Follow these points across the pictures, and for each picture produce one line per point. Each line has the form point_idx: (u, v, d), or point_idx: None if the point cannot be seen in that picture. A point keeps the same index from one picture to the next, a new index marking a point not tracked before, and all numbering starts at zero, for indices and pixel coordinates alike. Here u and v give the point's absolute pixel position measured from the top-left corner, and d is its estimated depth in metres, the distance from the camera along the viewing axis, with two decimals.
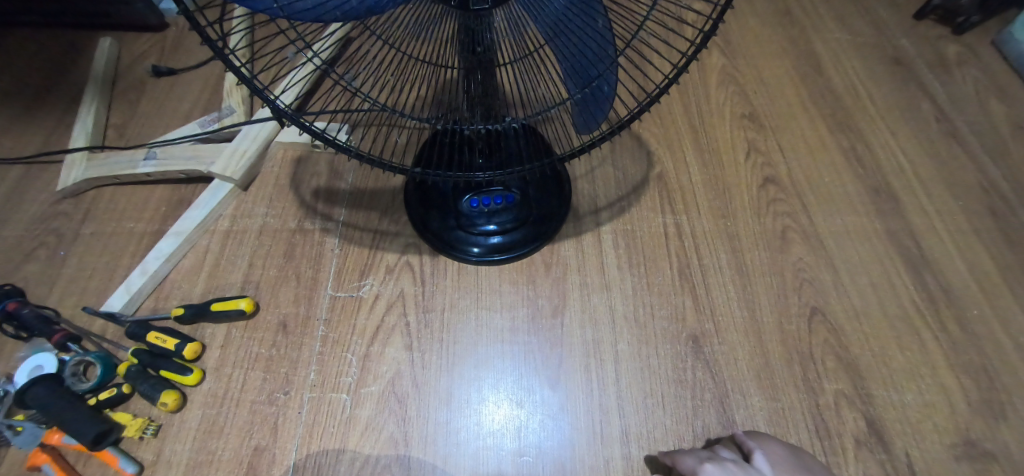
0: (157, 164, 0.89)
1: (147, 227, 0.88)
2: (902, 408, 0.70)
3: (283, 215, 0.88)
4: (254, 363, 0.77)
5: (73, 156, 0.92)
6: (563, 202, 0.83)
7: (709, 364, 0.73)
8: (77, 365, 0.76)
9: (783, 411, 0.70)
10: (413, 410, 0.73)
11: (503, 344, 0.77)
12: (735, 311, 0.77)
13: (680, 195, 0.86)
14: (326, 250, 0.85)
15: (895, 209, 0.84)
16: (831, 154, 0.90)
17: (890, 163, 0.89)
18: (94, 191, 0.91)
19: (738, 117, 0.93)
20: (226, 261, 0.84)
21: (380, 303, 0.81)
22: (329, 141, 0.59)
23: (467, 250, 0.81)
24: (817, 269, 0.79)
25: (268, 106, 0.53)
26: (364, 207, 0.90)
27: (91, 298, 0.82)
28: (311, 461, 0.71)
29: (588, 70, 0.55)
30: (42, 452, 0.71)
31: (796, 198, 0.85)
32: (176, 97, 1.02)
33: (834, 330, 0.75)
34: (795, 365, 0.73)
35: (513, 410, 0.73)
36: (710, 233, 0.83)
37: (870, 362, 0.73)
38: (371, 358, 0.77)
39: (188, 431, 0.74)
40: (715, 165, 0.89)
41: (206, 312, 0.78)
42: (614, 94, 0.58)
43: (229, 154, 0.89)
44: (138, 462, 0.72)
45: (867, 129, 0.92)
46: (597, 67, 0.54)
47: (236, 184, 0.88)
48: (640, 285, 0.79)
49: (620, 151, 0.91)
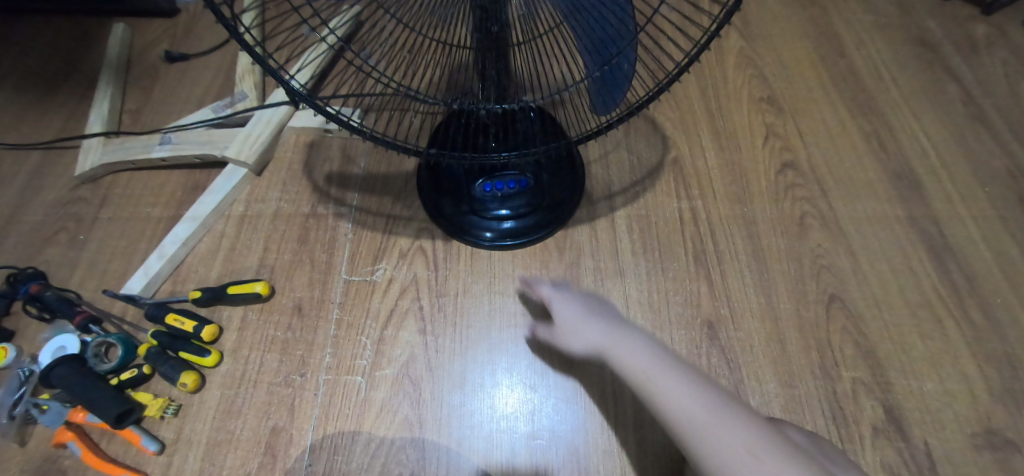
0: (172, 149, 0.89)
1: (163, 212, 0.89)
2: (921, 396, 0.70)
3: (297, 200, 0.89)
4: (270, 346, 0.78)
5: (90, 142, 0.93)
6: (576, 187, 0.83)
7: (724, 351, 0.73)
8: (99, 346, 0.77)
9: (799, 399, 0.70)
10: (427, 392, 0.74)
11: (517, 329, 0.78)
12: (752, 297, 0.76)
13: (695, 179, 0.85)
14: (340, 235, 0.86)
15: (918, 194, 0.83)
16: (852, 138, 0.88)
17: (913, 147, 0.87)
18: (112, 177, 0.92)
19: (756, 100, 0.92)
20: (241, 245, 0.85)
21: (394, 287, 0.81)
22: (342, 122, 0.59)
23: (480, 235, 0.81)
24: (837, 255, 0.78)
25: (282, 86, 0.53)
26: (377, 192, 0.90)
27: (111, 281, 0.84)
28: (328, 442, 0.72)
29: (606, 47, 0.53)
30: (67, 430, 0.73)
31: (815, 183, 0.84)
32: (189, 82, 1.02)
33: (852, 317, 0.74)
34: (812, 352, 0.72)
35: (526, 395, 0.74)
36: (726, 218, 0.82)
37: (889, 350, 0.72)
38: (385, 341, 0.78)
39: (207, 411, 0.75)
40: (732, 149, 0.87)
41: (222, 295, 0.79)
42: (632, 72, 0.56)
43: (243, 139, 0.89)
44: (159, 441, 0.73)
45: (890, 112, 0.90)
46: (616, 44, 0.52)
47: (250, 169, 0.89)
48: (654, 270, 0.79)
49: (634, 135, 0.90)
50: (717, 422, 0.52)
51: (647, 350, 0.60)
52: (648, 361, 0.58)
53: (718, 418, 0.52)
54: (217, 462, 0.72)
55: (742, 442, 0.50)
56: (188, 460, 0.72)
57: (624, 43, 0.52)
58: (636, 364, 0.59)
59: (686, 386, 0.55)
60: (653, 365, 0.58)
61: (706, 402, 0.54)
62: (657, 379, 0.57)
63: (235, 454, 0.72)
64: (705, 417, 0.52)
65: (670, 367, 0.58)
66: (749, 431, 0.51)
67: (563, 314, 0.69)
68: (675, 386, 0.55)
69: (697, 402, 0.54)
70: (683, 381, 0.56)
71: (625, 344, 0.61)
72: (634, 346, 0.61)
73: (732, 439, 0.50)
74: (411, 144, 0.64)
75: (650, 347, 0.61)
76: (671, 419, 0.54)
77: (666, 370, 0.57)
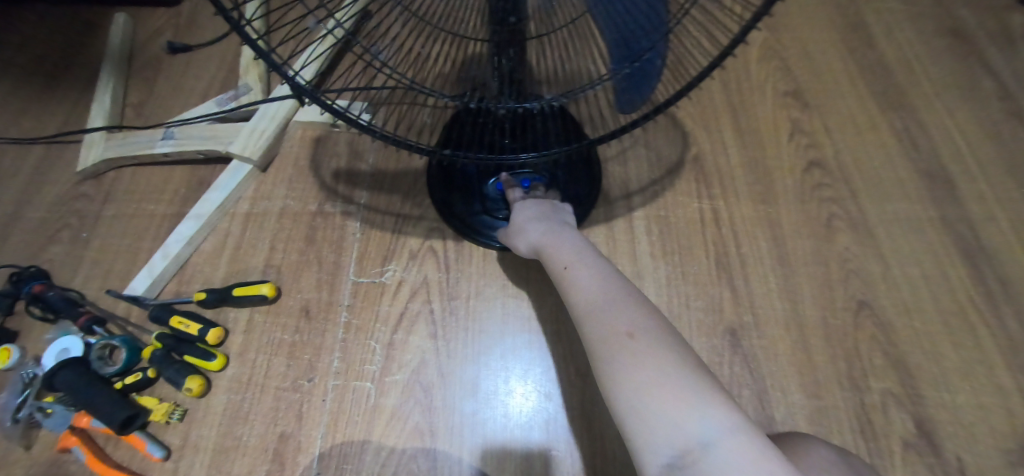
0: (176, 144, 0.86)
1: (167, 209, 0.86)
2: (954, 410, 0.68)
3: (304, 197, 0.86)
4: (277, 350, 0.76)
5: (91, 136, 0.90)
6: (592, 186, 0.79)
7: (747, 359, 0.71)
8: (103, 348, 0.75)
9: (825, 410, 0.68)
10: (439, 400, 0.73)
11: (531, 334, 0.77)
12: (777, 304, 0.74)
13: (718, 178, 0.82)
14: (348, 234, 0.83)
15: (952, 197, 0.79)
16: (881, 135, 0.84)
17: (947, 145, 0.83)
18: (115, 172, 0.90)
19: (781, 95, 0.88)
20: (247, 244, 0.82)
21: (404, 290, 0.79)
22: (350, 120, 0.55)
23: (493, 236, 0.79)
24: (867, 260, 0.76)
25: (286, 82, 0.49)
26: (386, 189, 0.87)
27: (115, 281, 0.81)
28: (337, 451, 0.70)
29: (635, 43, 0.49)
30: (71, 435, 0.72)
31: (843, 183, 0.80)
32: (193, 74, 0.99)
33: (882, 325, 0.72)
34: (840, 362, 0.70)
35: (541, 403, 0.73)
36: (750, 220, 0.79)
37: (920, 360, 0.70)
38: (395, 346, 0.76)
39: (213, 416, 0.73)
40: (756, 146, 0.84)
41: (227, 297, 0.76)
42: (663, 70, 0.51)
43: (248, 134, 0.86)
44: (166, 447, 0.72)
45: (922, 107, 0.86)
46: (646, 40, 0.47)
47: (255, 165, 0.86)
48: (674, 274, 0.76)
49: (654, 131, 0.86)
50: (618, 305, 0.55)
51: (583, 251, 0.63)
52: (577, 257, 0.63)
53: (618, 304, 0.55)
54: (224, 469, 0.70)
55: (629, 325, 0.52)
56: (194, 466, 0.70)
57: (654, 39, 0.47)
58: (562, 261, 0.63)
59: (602, 280, 0.59)
60: (577, 262, 0.62)
61: (610, 292, 0.57)
62: (582, 269, 0.61)
63: (242, 461, 0.70)
64: (608, 301, 0.56)
65: (596, 263, 0.61)
66: (647, 322, 0.52)
67: (521, 210, 0.71)
68: (591, 277, 0.59)
69: (603, 290, 0.57)
70: (602, 274, 0.59)
71: (562, 242, 0.65)
72: (569, 244, 0.65)
73: (622, 322, 0.53)
74: (423, 144, 0.60)
75: (582, 248, 0.64)
76: (580, 306, 0.58)
77: (591, 265, 0.61)
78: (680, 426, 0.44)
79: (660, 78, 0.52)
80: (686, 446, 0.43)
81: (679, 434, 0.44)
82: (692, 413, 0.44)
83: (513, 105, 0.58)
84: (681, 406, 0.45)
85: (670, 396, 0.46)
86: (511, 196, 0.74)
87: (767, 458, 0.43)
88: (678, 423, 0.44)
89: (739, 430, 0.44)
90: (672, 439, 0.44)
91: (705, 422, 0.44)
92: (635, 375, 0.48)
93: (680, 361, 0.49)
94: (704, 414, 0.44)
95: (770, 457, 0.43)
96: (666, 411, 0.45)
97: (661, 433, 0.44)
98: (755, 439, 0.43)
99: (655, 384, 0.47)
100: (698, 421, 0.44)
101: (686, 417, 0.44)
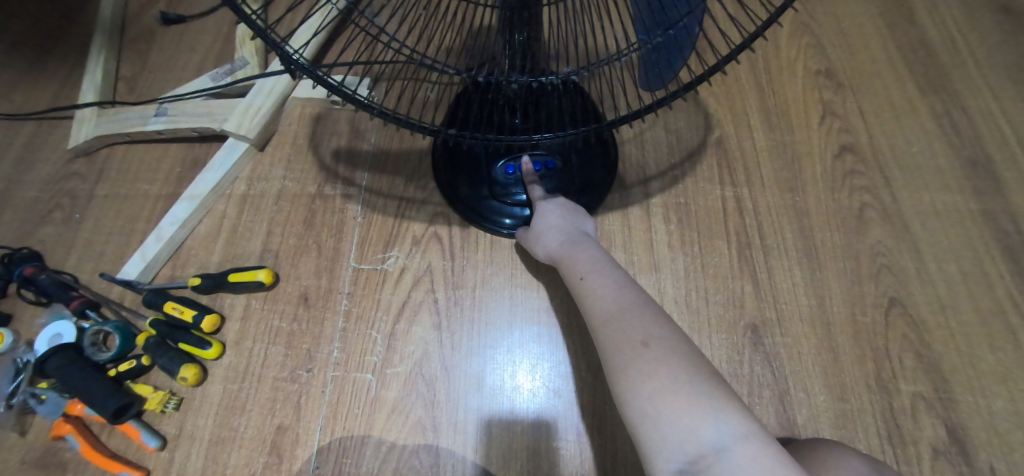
0: (168, 121, 0.83)
1: (161, 189, 0.83)
2: (989, 416, 0.65)
3: (303, 178, 0.82)
4: (275, 338, 0.73)
5: (82, 112, 0.86)
6: (608, 170, 0.75)
7: (768, 357, 0.67)
8: (96, 334, 0.72)
9: (851, 414, 0.65)
10: (442, 393, 0.69)
11: (540, 327, 0.73)
12: (802, 300, 0.70)
13: (741, 163, 0.78)
14: (348, 218, 0.79)
15: (994, 187, 0.76)
16: (921, 120, 0.81)
17: (991, 133, 0.80)
18: (107, 150, 0.86)
19: (813, 74, 0.85)
20: (244, 227, 0.79)
21: (407, 277, 0.76)
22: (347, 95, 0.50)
23: (501, 222, 0.75)
24: (898, 254, 0.73)
25: (276, 52, 0.44)
26: (389, 171, 0.83)
27: (108, 264, 0.78)
28: (336, 446, 0.67)
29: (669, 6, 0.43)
30: (65, 423, 0.69)
31: (877, 171, 0.77)
32: (188, 47, 0.95)
33: (914, 324, 0.69)
34: (868, 362, 0.67)
35: (549, 400, 0.69)
36: (776, 208, 0.75)
37: (955, 362, 0.67)
38: (396, 337, 0.73)
39: (209, 406, 0.70)
40: (784, 129, 0.80)
41: (223, 283, 0.73)
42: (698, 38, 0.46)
43: (243, 110, 0.81)
44: (161, 436, 0.69)
45: (966, 92, 0.83)
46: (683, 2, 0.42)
47: (251, 143, 0.82)
48: (693, 266, 0.73)
49: (675, 114, 0.82)
50: (634, 314, 0.52)
51: (600, 261, 0.60)
52: (593, 267, 0.60)
53: (634, 313, 0.52)
54: (221, 460, 0.68)
55: (644, 334, 0.49)
56: (190, 457, 0.68)
57: (691, 3, 0.42)
58: (578, 271, 0.60)
59: (618, 289, 0.56)
60: (594, 271, 0.59)
61: (626, 301, 0.54)
62: (598, 278, 0.58)
63: (239, 453, 0.68)
64: (624, 310, 0.53)
65: (613, 272, 0.58)
66: (664, 331, 0.49)
67: (541, 217, 0.68)
68: (607, 286, 0.56)
69: (620, 300, 0.54)
70: (618, 283, 0.56)
71: (579, 252, 0.62)
72: (586, 254, 0.62)
73: (637, 331, 0.50)
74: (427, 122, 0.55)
75: (600, 259, 0.61)
76: (596, 315, 0.55)
77: (608, 275, 0.58)
78: (694, 432, 0.41)
79: (696, 49, 0.47)
80: (700, 453, 0.41)
81: (693, 440, 0.41)
82: (707, 419, 0.42)
83: (526, 79, 0.53)
84: (696, 412, 0.42)
85: (685, 403, 0.43)
86: (533, 195, 0.70)
87: (785, 470, 0.40)
88: (693, 429, 0.42)
89: (756, 438, 0.41)
90: (685, 445, 0.41)
91: (721, 430, 0.41)
92: (648, 382, 0.45)
93: (695, 367, 0.46)
94: (721, 422, 0.42)
95: (790, 468, 0.40)
96: (680, 418, 0.42)
97: (674, 439, 0.42)
98: (773, 449, 0.40)
99: (670, 390, 0.44)
100: (714, 428, 0.41)
101: (701, 423, 0.42)
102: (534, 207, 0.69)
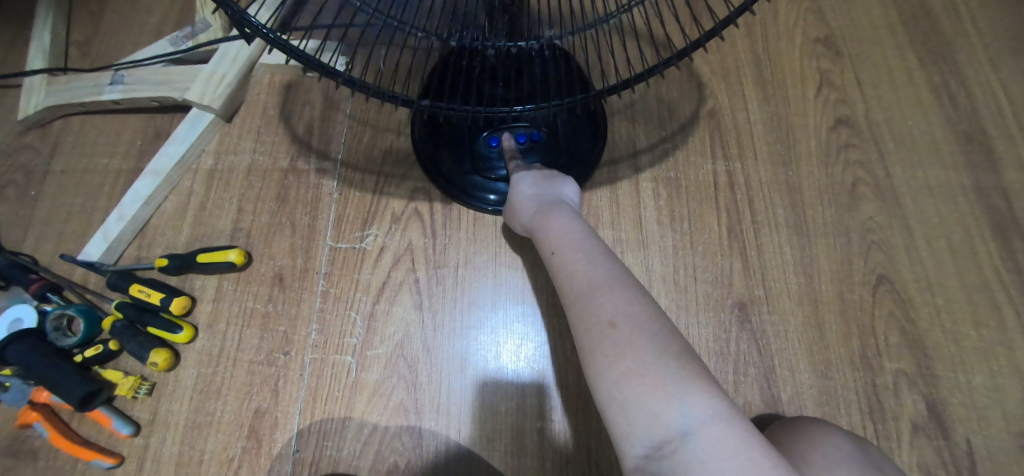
0: (125, 90, 0.77)
1: (122, 164, 0.78)
2: (970, 392, 0.65)
3: (274, 152, 0.78)
4: (250, 320, 0.70)
5: (30, 80, 0.80)
6: (596, 142, 0.72)
7: (756, 336, 0.67)
8: (59, 318, 0.68)
9: (836, 391, 0.64)
10: (424, 375, 0.68)
11: (523, 306, 0.71)
12: (792, 278, 0.69)
13: (734, 136, 0.76)
14: (324, 194, 0.76)
15: (986, 162, 0.75)
16: (919, 93, 0.79)
17: (988, 106, 0.78)
18: (61, 122, 0.80)
19: (812, 41, 0.82)
20: (213, 204, 0.75)
21: (386, 256, 0.73)
22: (308, 59, 0.44)
23: (485, 198, 0.72)
24: (888, 230, 0.71)
25: (224, 10, 0.38)
26: (366, 143, 0.79)
27: (68, 244, 0.74)
28: (316, 429, 0.66)
29: None
30: (32, 410, 0.65)
31: (872, 145, 0.76)
32: (147, 8, 0.88)
33: (901, 301, 0.68)
34: (854, 340, 0.67)
35: (532, 379, 0.68)
36: (767, 183, 0.73)
37: (939, 340, 0.67)
38: (377, 318, 0.70)
39: (183, 391, 0.68)
40: (779, 101, 0.78)
41: (191, 264, 0.69)
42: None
43: (206, 78, 0.76)
44: (133, 422, 0.66)
45: (965, 63, 0.81)
46: None
47: (217, 114, 0.77)
48: (682, 243, 0.71)
49: (667, 82, 0.79)
50: (603, 290, 0.48)
51: (575, 232, 0.56)
52: (565, 239, 0.55)
53: (604, 289, 0.48)
54: (197, 446, 0.65)
55: (612, 312, 0.45)
56: (166, 443, 0.66)
57: None
58: (550, 244, 0.56)
59: (590, 262, 0.51)
60: (566, 244, 0.54)
61: (597, 274, 0.49)
62: (570, 252, 0.53)
63: (216, 438, 0.65)
64: (594, 287, 0.48)
65: (587, 244, 0.54)
66: (634, 306, 0.45)
67: (515, 187, 0.63)
68: (579, 260, 0.52)
69: (591, 274, 0.50)
70: (591, 256, 0.52)
71: (553, 223, 0.57)
72: (560, 224, 0.57)
73: (605, 308, 0.46)
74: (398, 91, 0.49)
75: (574, 229, 0.56)
76: (567, 293, 0.50)
77: (581, 248, 0.53)
78: (659, 418, 0.39)
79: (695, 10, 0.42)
80: (665, 438, 0.39)
81: (659, 426, 0.39)
82: (673, 403, 0.39)
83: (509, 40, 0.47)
84: (661, 395, 0.40)
85: (651, 387, 0.40)
86: (510, 168, 0.67)
87: (752, 448, 0.38)
88: (658, 414, 0.39)
89: (724, 417, 0.39)
90: (651, 431, 0.39)
91: (686, 413, 0.39)
92: (615, 366, 0.42)
93: (664, 346, 0.43)
94: (687, 404, 0.39)
95: (757, 446, 0.39)
96: (646, 403, 0.40)
97: (640, 425, 0.40)
98: (740, 429, 0.39)
99: (637, 374, 0.41)
100: (679, 411, 0.39)
101: (667, 407, 0.39)
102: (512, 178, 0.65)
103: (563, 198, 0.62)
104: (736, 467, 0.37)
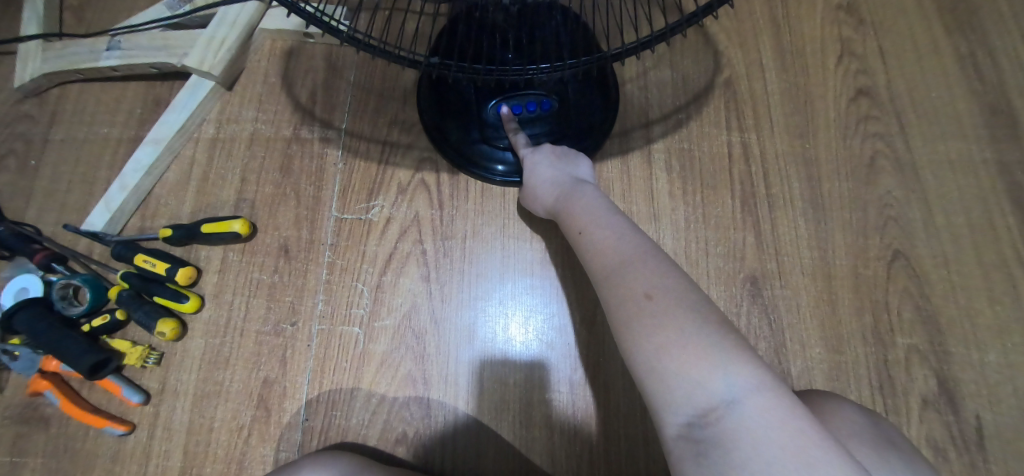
0: (122, 56, 0.75)
1: (122, 133, 0.76)
2: (981, 369, 0.64)
3: (276, 121, 0.76)
4: (256, 291, 0.70)
5: (26, 46, 0.78)
6: (607, 112, 0.70)
7: (767, 309, 0.66)
8: (65, 288, 0.68)
9: (845, 366, 0.64)
10: (432, 347, 0.68)
11: (533, 278, 0.71)
12: (804, 252, 0.68)
13: (750, 106, 0.74)
14: (329, 164, 0.74)
15: (1011, 135, 0.72)
16: (944, 63, 0.76)
17: (1015, 78, 0.75)
18: (59, 90, 0.79)
19: (833, 9, 0.79)
20: (216, 175, 0.74)
21: (393, 228, 0.72)
22: (310, 15, 0.42)
23: (492, 169, 0.70)
24: (905, 204, 0.70)
25: None
26: (371, 112, 0.77)
27: (71, 214, 0.73)
28: (325, 398, 0.66)
29: None
30: (42, 379, 0.65)
31: (892, 116, 0.73)
32: None
33: (917, 278, 0.67)
34: (866, 316, 0.66)
35: (542, 351, 0.68)
36: (783, 156, 0.72)
37: (953, 316, 0.66)
38: (383, 289, 0.70)
39: (191, 361, 0.68)
40: (798, 70, 0.75)
41: (197, 234, 0.68)
42: None
43: (205, 43, 0.73)
44: (143, 391, 0.66)
45: (994, 33, 0.77)
46: None
47: (217, 81, 0.75)
48: (694, 216, 0.69)
49: (682, 49, 0.76)
50: (636, 264, 0.47)
51: (600, 209, 0.55)
52: (592, 217, 0.54)
53: (637, 262, 0.47)
54: (206, 414, 0.66)
55: (647, 284, 0.44)
56: (176, 411, 0.66)
57: None
58: (577, 223, 0.55)
59: (619, 237, 0.50)
60: (593, 221, 0.53)
61: (628, 249, 0.48)
62: (598, 229, 0.52)
63: (225, 406, 0.66)
64: (626, 261, 0.47)
65: (613, 220, 0.53)
66: (668, 278, 0.45)
67: (533, 170, 0.63)
68: (607, 236, 0.51)
69: (621, 248, 0.49)
70: (619, 231, 0.51)
71: (580, 200, 0.57)
72: (586, 202, 0.56)
73: (639, 281, 0.45)
74: (406, 52, 0.48)
75: (600, 205, 0.55)
76: (597, 269, 0.50)
77: (608, 223, 0.52)
78: (702, 386, 0.38)
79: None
80: (708, 407, 0.38)
81: (701, 394, 0.38)
82: (716, 372, 0.39)
83: None
84: (703, 364, 0.39)
85: (693, 357, 0.39)
86: (517, 143, 0.66)
87: (800, 417, 0.37)
88: (700, 383, 0.39)
89: (768, 387, 0.38)
90: (693, 400, 0.38)
91: (730, 382, 0.38)
92: (654, 337, 0.41)
93: (702, 317, 0.42)
94: (730, 373, 0.39)
95: (803, 415, 0.38)
96: (687, 373, 0.39)
97: (682, 394, 0.39)
98: (785, 398, 0.38)
99: (676, 344, 0.40)
100: (723, 380, 0.38)
101: (710, 376, 0.39)
102: (523, 159, 0.65)
103: (582, 177, 0.62)
104: (784, 436, 0.36)
